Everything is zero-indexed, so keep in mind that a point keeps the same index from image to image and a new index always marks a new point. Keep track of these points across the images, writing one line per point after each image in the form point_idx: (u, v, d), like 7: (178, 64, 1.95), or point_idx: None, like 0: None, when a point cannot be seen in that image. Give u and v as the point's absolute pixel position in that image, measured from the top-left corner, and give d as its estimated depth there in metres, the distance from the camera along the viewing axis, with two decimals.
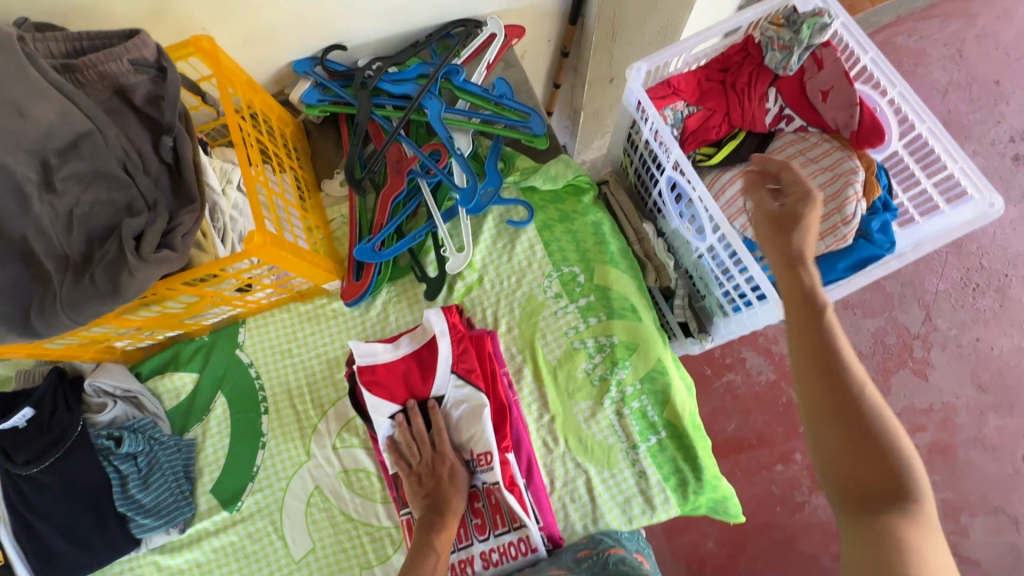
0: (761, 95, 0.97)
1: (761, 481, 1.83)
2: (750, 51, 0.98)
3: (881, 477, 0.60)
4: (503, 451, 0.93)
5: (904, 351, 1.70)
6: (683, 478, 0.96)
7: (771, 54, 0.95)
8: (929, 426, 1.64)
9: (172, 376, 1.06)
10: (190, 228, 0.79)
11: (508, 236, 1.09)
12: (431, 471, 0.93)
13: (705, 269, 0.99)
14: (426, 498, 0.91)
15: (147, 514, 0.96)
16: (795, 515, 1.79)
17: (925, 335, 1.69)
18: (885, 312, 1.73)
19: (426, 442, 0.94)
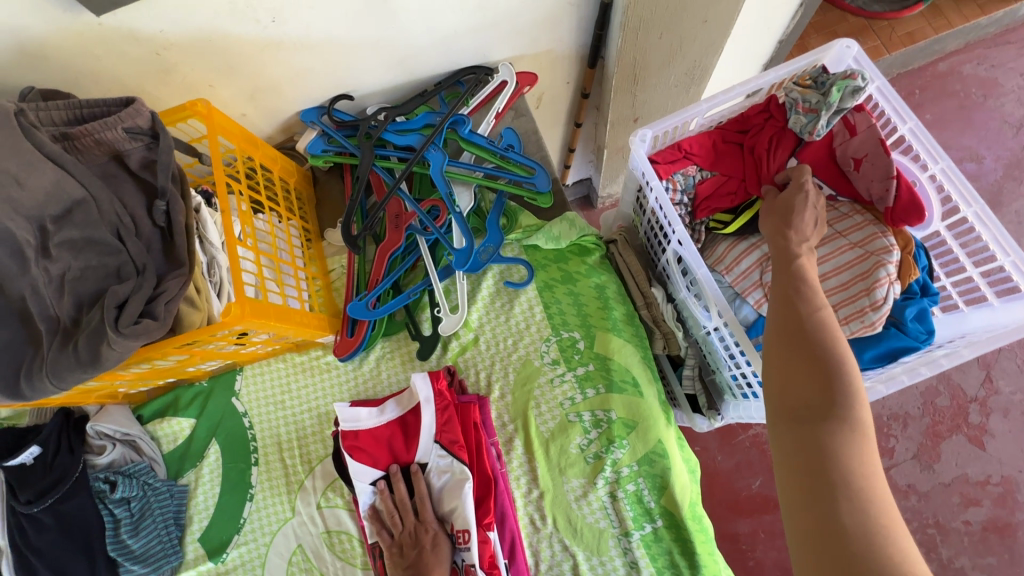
0: (782, 162, 0.88)
1: (787, 546, 1.70)
2: (772, 111, 0.90)
3: (820, 391, 0.59)
4: (484, 529, 0.87)
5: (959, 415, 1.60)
6: (679, 574, 0.89)
7: (796, 117, 0.86)
8: (986, 502, 1.52)
9: (170, 421, 1.07)
10: (174, 294, 0.79)
11: (507, 296, 1.05)
12: (412, 547, 0.89)
13: (715, 350, 0.91)
14: (409, 570, 0.86)
15: (135, 560, 0.98)
16: None
17: (985, 399, 1.60)
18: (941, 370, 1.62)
19: (408, 510, 0.91)
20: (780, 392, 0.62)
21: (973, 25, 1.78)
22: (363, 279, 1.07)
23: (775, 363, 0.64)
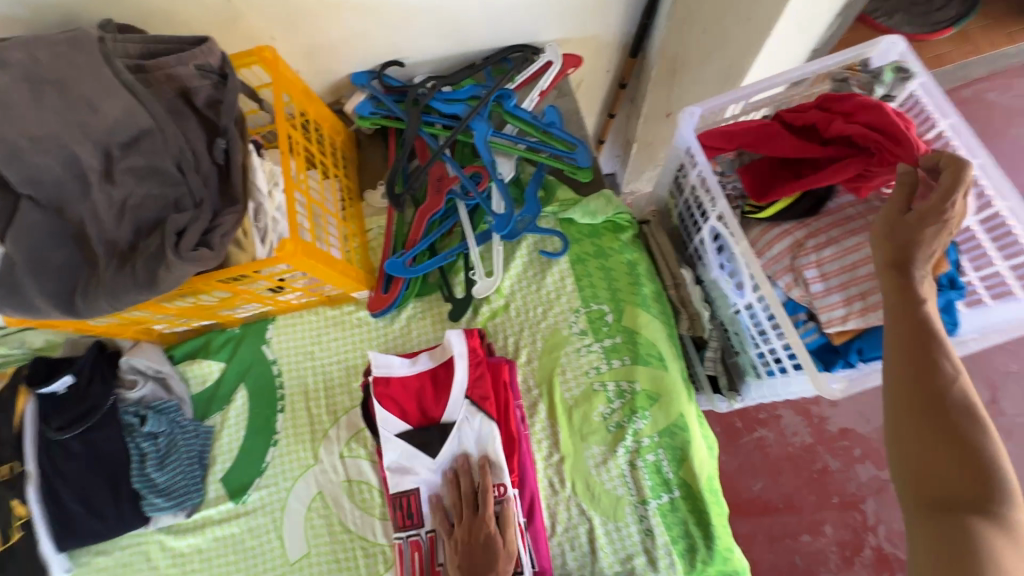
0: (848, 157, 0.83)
1: (784, 549, 1.72)
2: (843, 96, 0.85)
3: (968, 484, 0.59)
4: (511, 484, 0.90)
5: None
6: (693, 544, 0.90)
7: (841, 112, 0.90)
8: None
9: (201, 362, 1.10)
10: (229, 228, 0.82)
11: (540, 266, 1.07)
12: (474, 538, 0.86)
13: (744, 327, 0.94)
14: (463, 564, 0.84)
15: (159, 494, 0.99)
16: None
17: None
18: None
19: (469, 503, 0.89)
20: (921, 475, 0.62)
21: (1003, 53, 1.81)
22: (401, 240, 1.10)
23: (908, 442, 0.64)
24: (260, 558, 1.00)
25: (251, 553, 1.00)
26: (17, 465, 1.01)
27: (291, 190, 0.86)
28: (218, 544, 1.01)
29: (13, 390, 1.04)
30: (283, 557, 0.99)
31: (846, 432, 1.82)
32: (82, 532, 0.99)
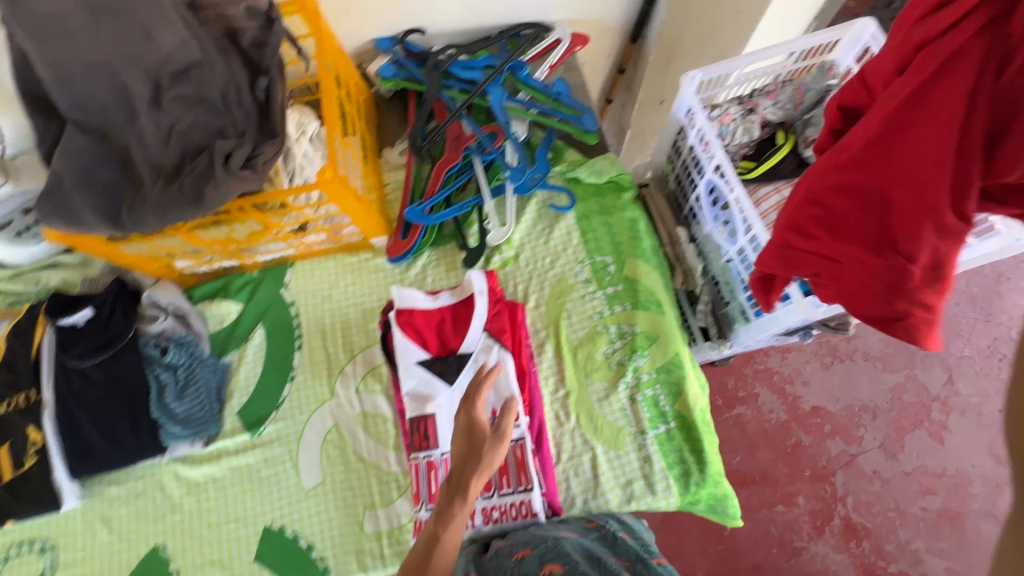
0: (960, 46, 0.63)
1: (761, 521, 1.68)
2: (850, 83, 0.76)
3: None
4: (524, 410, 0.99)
5: (922, 412, 1.77)
6: (687, 469, 0.99)
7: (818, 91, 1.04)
8: (941, 492, 1.68)
9: (220, 303, 1.14)
10: (270, 157, 0.88)
11: (548, 220, 1.16)
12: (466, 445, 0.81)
13: (733, 274, 1.04)
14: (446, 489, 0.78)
15: (177, 422, 1.03)
16: (790, 562, 1.64)
17: (947, 399, 1.77)
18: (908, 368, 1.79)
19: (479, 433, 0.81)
20: None
21: None
22: (418, 193, 1.17)
23: None
24: (274, 486, 1.03)
25: (266, 483, 1.04)
26: (33, 394, 1.03)
27: (332, 132, 0.93)
28: (233, 473, 1.04)
29: (32, 320, 1.07)
30: (297, 484, 1.03)
31: (820, 409, 1.79)
32: (98, 458, 1.02)
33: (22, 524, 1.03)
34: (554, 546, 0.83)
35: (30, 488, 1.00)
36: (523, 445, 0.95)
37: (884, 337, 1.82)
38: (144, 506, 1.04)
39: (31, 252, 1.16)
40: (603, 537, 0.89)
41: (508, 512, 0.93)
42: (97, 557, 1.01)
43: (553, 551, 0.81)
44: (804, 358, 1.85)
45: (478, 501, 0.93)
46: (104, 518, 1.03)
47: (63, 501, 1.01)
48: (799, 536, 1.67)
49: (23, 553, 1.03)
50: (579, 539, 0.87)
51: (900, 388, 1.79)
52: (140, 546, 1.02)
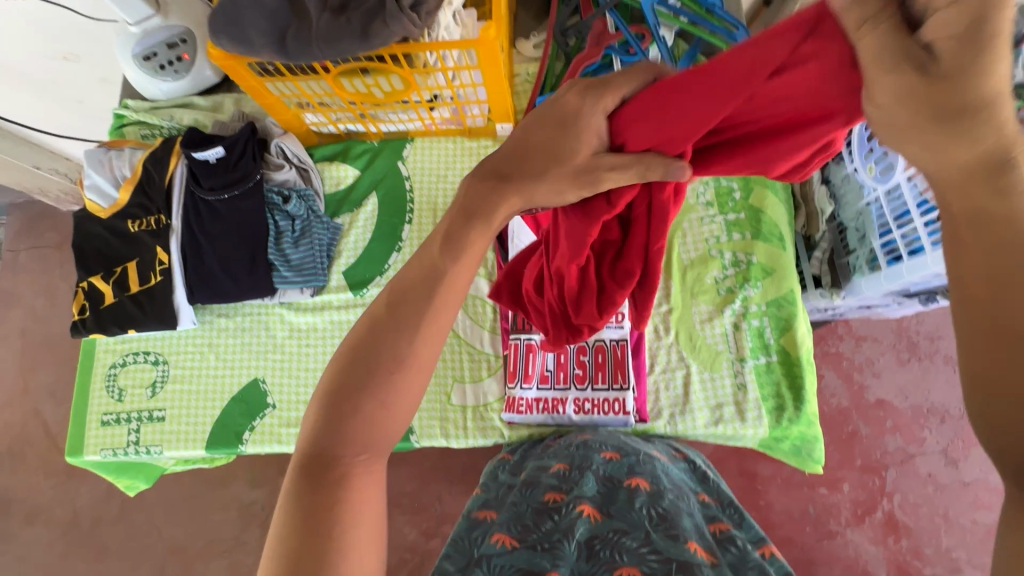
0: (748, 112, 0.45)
1: (800, 495, 1.47)
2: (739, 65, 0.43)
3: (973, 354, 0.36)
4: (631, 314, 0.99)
5: None
6: (781, 404, 0.97)
7: None
8: (998, 509, 1.43)
9: (338, 166, 1.16)
10: (432, 9, 0.83)
11: None
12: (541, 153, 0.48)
13: (871, 218, 0.98)
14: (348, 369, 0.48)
15: (290, 268, 1.08)
16: (822, 542, 1.43)
17: None
18: None
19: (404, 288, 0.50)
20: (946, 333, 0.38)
21: None
22: (551, 88, 1.14)
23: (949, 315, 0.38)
24: None
25: None
26: (164, 219, 1.09)
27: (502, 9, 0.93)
28: (333, 326, 1.10)
29: (168, 149, 1.11)
30: None
31: (884, 402, 1.52)
32: (213, 287, 1.07)
33: (141, 335, 1.12)
34: (644, 461, 0.79)
35: (154, 303, 1.07)
36: (625, 346, 0.97)
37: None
38: (249, 340, 1.10)
39: (167, 88, 1.19)
40: (689, 469, 0.87)
41: (600, 407, 0.95)
42: (203, 376, 1.09)
43: (645, 464, 0.78)
44: (878, 347, 1.56)
45: (570, 390, 0.97)
46: (212, 345, 1.11)
47: (179, 321, 1.08)
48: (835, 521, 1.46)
49: (137, 362, 1.11)
50: (669, 465, 0.84)
51: None
52: (243, 375, 1.09)
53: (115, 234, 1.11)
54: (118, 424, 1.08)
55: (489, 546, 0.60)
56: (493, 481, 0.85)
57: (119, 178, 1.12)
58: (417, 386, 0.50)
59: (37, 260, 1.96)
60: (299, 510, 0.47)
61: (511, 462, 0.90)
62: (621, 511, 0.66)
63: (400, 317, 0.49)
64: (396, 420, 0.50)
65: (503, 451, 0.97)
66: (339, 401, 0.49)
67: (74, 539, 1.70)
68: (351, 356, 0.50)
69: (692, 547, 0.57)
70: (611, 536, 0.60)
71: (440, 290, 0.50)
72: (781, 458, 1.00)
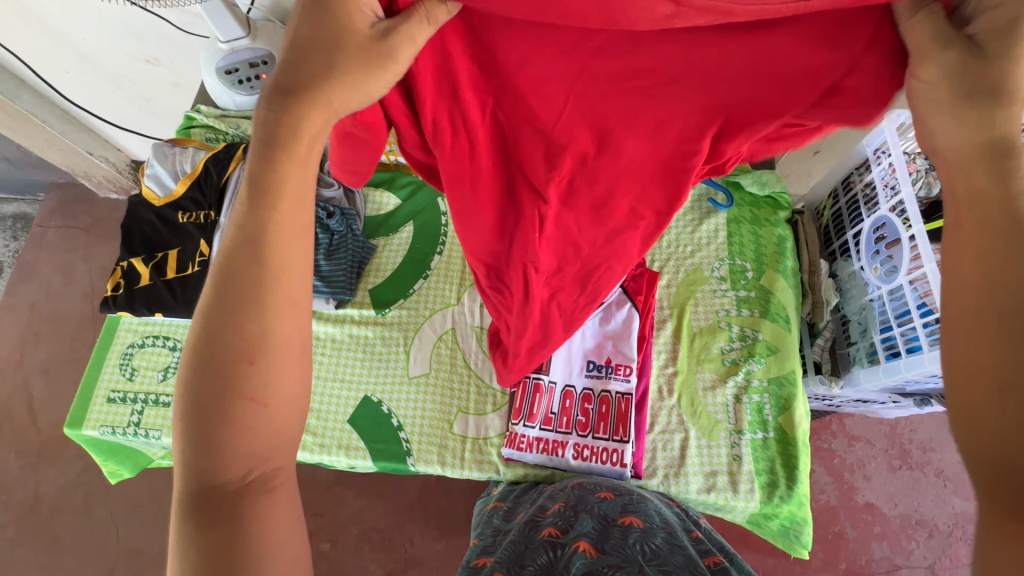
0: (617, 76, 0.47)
1: None
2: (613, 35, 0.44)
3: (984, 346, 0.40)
4: (638, 370, 1.03)
5: None
6: (774, 481, 0.98)
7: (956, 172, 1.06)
8: None
9: (382, 193, 1.25)
10: None
11: (700, 213, 1.21)
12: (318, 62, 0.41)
13: (874, 314, 1.04)
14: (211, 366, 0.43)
15: (321, 278, 1.13)
16: None
17: None
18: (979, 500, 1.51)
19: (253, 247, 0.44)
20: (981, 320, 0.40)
21: None
22: None
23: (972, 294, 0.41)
24: (384, 364, 1.11)
25: (377, 357, 1.11)
26: (213, 215, 1.16)
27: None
28: (350, 339, 1.14)
29: (232, 154, 1.20)
30: (404, 370, 1.10)
31: (873, 507, 1.51)
32: None
33: (165, 320, 1.15)
34: (639, 502, 0.79)
35: (185, 291, 1.11)
36: (630, 402, 1.00)
37: (960, 458, 1.55)
38: None
39: (241, 100, 1.31)
40: (681, 516, 0.86)
41: (598, 455, 0.97)
42: None
43: (638, 505, 0.78)
44: (870, 450, 1.57)
45: (571, 435, 1.00)
46: None
47: None
48: None
49: (155, 346, 1.15)
50: (662, 507, 0.84)
51: (967, 516, 1.49)
52: None
53: (164, 223, 1.18)
54: (124, 403, 1.10)
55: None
56: (488, 528, 0.82)
57: (180, 172, 1.20)
58: (291, 376, 0.46)
59: (64, 239, 2.02)
60: (200, 550, 0.44)
61: (501, 509, 0.88)
62: (615, 547, 0.62)
63: (229, 301, 0.43)
64: (284, 412, 0.46)
65: (493, 500, 0.95)
66: (201, 417, 0.43)
67: (30, 525, 1.65)
68: (196, 364, 0.44)
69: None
70: (607, 568, 0.56)
71: (276, 265, 0.44)
72: (770, 538, 1.00)
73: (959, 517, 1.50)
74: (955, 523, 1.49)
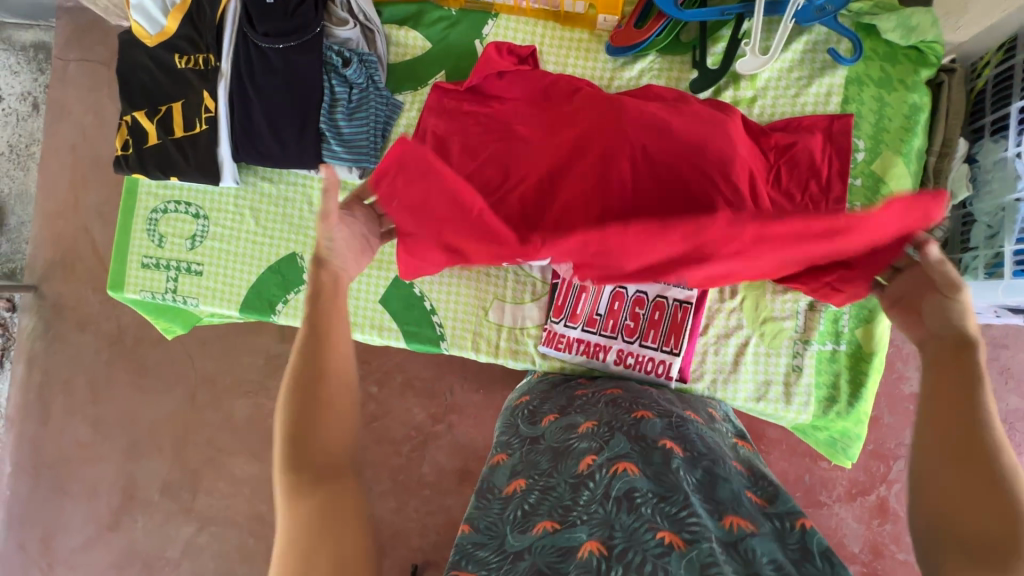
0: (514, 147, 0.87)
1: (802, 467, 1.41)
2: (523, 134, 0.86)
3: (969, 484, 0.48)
4: None
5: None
6: (834, 396, 0.90)
7: None
8: None
9: (408, 33, 1.03)
10: None
11: (813, 68, 0.93)
12: (945, 407, 0.52)
13: (1016, 217, 0.82)
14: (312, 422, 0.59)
15: (340, 143, 0.98)
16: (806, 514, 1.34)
17: None
18: None
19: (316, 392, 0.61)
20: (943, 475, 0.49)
21: None
22: None
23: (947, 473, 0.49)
24: None
25: None
26: (213, 61, 0.99)
27: None
28: None
29: None
30: None
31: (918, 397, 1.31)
32: (259, 149, 0.99)
33: (183, 186, 1.07)
34: (681, 424, 0.69)
35: (197, 152, 1.00)
36: (688, 309, 0.90)
37: None
38: (290, 212, 1.05)
39: None
40: (719, 436, 0.76)
41: (643, 365, 0.91)
42: (240, 240, 1.06)
43: (681, 427, 0.68)
44: None
45: (616, 341, 0.92)
46: (253, 209, 1.06)
47: (223, 178, 1.02)
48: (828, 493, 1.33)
49: (178, 212, 1.08)
50: (704, 428, 0.74)
51: (1021, 415, 1.27)
52: (282, 247, 1.05)
53: (160, 68, 1.01)
54: (158, 270, 1.08)
55: (526, 535, 0.54)
56: (513, 438, 0.76)
57: (168, 4, 1.00)
58: (343, 426, 0.60)
59: (86, 74, 1.80)
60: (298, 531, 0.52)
61: (527, 412, 0.82)
62: (658, 473, 0.57)
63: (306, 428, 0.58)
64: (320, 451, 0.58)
65: (518, 396, 0.89)
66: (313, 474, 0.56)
67: (118, 352, 1.71)
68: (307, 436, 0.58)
69: (726, 521, 0.51)
70: (650, 494, 0.53)
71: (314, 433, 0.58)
72: (813, 446, 0.95)
73: (1010, 415, 1.27)
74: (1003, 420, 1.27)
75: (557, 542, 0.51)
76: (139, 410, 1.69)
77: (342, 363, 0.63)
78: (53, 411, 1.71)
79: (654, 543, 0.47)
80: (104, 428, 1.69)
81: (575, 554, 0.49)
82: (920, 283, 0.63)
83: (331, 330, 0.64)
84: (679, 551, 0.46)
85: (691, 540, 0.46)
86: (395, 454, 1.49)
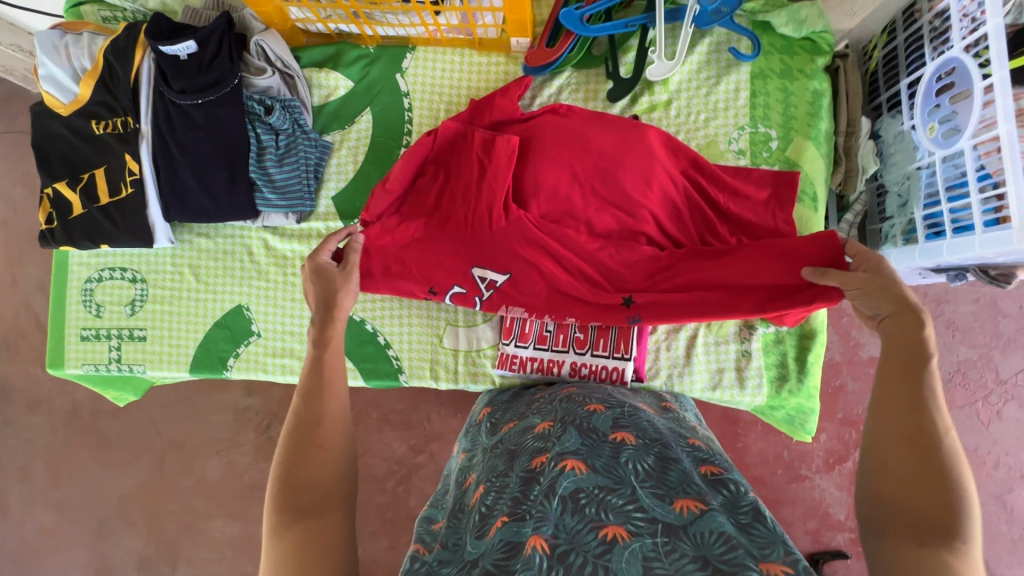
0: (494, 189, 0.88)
1: None
2: (498, 164, 0.88)
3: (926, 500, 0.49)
4: None
5: (979, 390, 1.31)
6: (784, 374, 0.93)
7: None
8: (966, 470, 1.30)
9: (328, 74, 1.04)
10: None
11: (720, 67, 0.98)
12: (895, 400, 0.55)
13: (920, 183, 0.88)
14: (296, 453, 0.59)
15: (274, 191, 0.98)
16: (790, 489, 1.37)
17: None
18: (986, 346, 1.31)
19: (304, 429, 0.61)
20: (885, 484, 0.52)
21: None
22: None
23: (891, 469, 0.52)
24: None
25: None
26: (131, 122, 0.97)
27: None
28: None
29: (133, 39, 0.96)
30: None
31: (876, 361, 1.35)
32: (192, 207, 0.98)
33: (115, 251, 1.05)
34: (631, 414, 0.72)
35: (126, 216, 0.98)
36: None
37: (976, 309, 1.32)
38: (231, 263, 1.04)
39: None
40: (677, 420, 0.79)
41: (597, 374, 0.92)
42: (183, 299, 1.04)
43: (632, 416, 0.70)
44: None
45: (568, 354, 0.93)
46: (192, 265, 1.04)
47: (156, 240, 1.00)
48: (807, 466, 1.36)
49: (114, 279, 1.06)
50: (655, 415, 0.76)
51: (971, 364, 1.31)
52: (226, 300, 1.03)
53: (78, 136, 0.99)
54: (99, 341, 1.04)
55: (482, 541, 0.54)
56: (476, 451, 0.78)
57: (79, 70, 0.98)
58: (333, 468, 0.60)
59: (11, 146, 1.74)
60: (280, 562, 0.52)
61: (488, 424, 0.83)
62: (606, 466, 0.59)
63: (298, 446, 0.60)
64: (318, 474, 0.59)
65: (480, 408, 0.91)
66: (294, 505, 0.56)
67: (76, 429, 1.63)
68: (291, 456, 0.59)
69: (676, 506, 0.52)
70: (597, 490, 0.55)
71: (297, 463, 0.59)
72: (774, 425, 0.97)
73: (960, 365, 1.32)
74: (956, 371, 1.32)
75: (505, 538, 0.52)
76: (105, 487, 1.61)
77: (338, 410, 0.64)
78: (11, 502, 1.62)
79: (597, 543, 0.49)
80: (68, 511, 1.61)
81: (520, 551, 0.50)
82: (874, 302, 0.65)
83: (326, 380, 0.66)
84: (621, 545, 0.49)
85: (635, 532, 0.50)
86: (379, 492, 1.46)
